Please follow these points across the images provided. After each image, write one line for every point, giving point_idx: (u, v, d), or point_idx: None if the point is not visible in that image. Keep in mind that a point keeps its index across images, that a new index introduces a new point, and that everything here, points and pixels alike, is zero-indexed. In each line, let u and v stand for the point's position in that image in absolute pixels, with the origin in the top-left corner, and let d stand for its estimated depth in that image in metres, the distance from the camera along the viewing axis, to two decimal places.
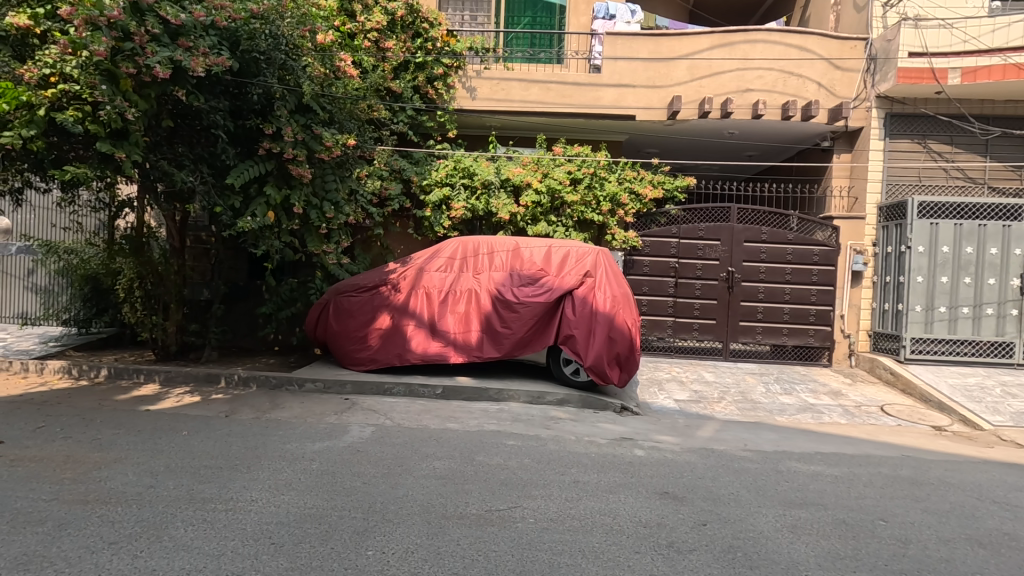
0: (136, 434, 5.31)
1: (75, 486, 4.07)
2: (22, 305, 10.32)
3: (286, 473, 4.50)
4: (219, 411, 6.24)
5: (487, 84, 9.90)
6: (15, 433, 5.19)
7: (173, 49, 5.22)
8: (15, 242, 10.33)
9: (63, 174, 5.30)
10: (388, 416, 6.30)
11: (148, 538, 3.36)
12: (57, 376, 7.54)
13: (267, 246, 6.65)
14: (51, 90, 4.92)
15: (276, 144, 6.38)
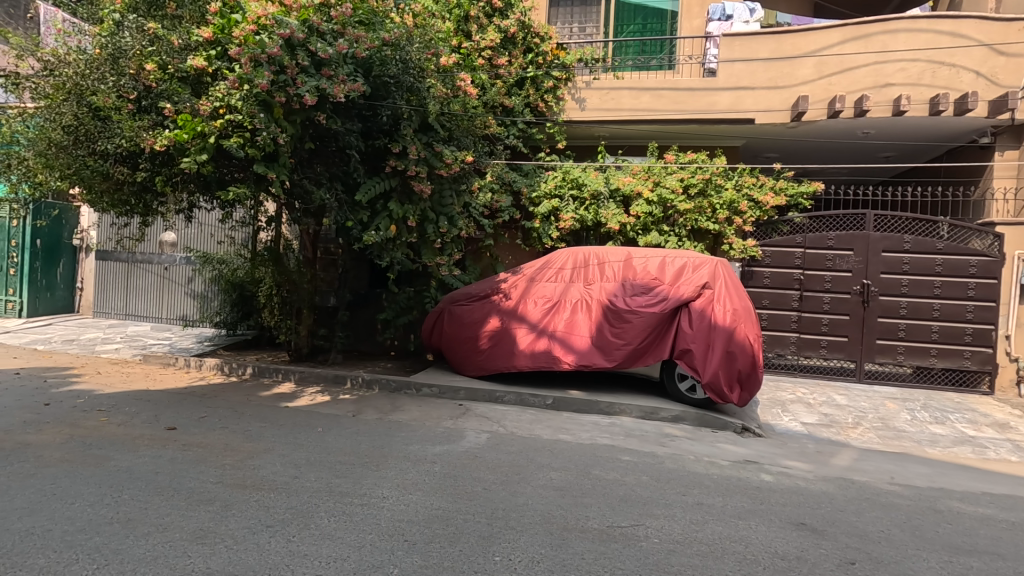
0: (279, 428, 5.86)
1: (234, 471, 4.56)
2: (183, 309, 11.87)
3: (411, 473, 4.73)
4: (346, 411, 6.71)
5: (597, 94, 9.86)
6: (184, 421, 5.94)
7: (318, 79, 5.77)
8: (180, 254, 11.88)
9: (226, 194, 6.01)
10: (501, 424, 6.42)
11: (298, 524, 3.67)
12: (212, 371, 8.55)
13: (389, 258, 7.07)
14: (220, 120, 5.59)
15: (400, 162, 6.82)
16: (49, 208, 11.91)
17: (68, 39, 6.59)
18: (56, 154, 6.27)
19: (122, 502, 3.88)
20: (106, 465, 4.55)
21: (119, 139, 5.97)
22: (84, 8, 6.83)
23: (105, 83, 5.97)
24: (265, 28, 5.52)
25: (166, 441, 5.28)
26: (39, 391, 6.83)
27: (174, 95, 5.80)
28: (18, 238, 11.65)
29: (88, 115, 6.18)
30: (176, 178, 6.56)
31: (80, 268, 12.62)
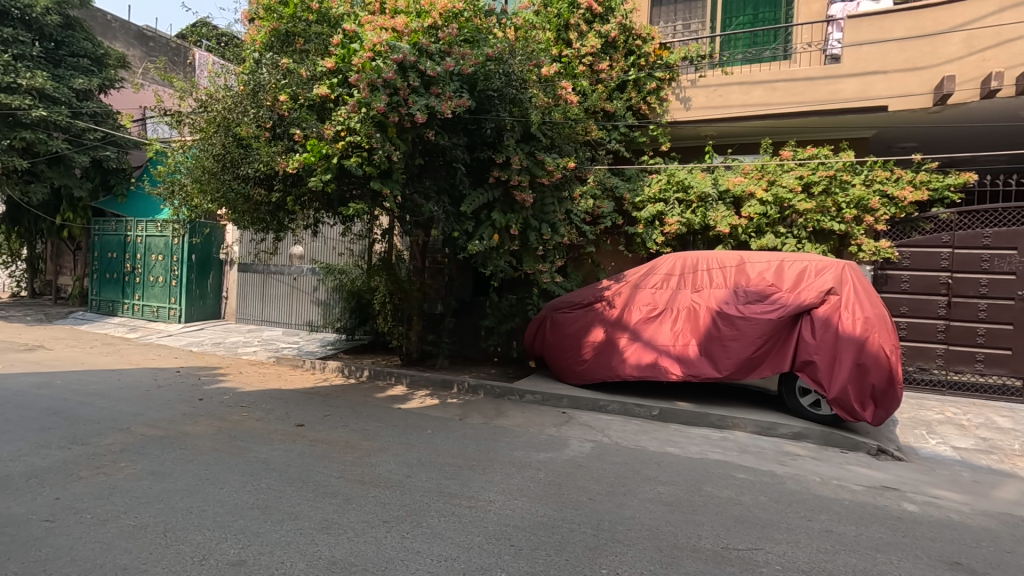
0: (392, 429, 6.21)
1: (354, 468, 4.90)
2: (309, 315, 13.02)
3: (517, 479, 4.78)
4: (454, 414, 6.96)
5: (703, 92, 9.43)
6: (311, 418, 6.49)
7: (428, 98, 6.09)
8: (306, 265, 13.04)
9: (347, 210, 6.48)
10: (605, 433, 6.30)
11: (411, 522, 3.85)
12: (334, 373, 9.29)
13: (493, 266, 7.26)
14: (341, 142, 6.06)
15: (504, 172, 6.99)
16: (202, 227, 13.65)
17: (218, 80, 7.54)
18: (209, 180, 7.17)
19: (261, 490, 4.32)
20: (247, 456, 5.10)
21: (259, 164, 6.70)
22: (232, 51, 7.80)
23: (247, 115, 6.74)
24: (380, 54, 5.92)
25: (296, 436, 5.80)
26: (195, 388, 7.81)
27: (303, 122, 6.40)
28: (178, 253, 13.47)
29: (234, 144, 7.00)
30: (304, 197, 7.22)
31: (226, 279, 14.30)
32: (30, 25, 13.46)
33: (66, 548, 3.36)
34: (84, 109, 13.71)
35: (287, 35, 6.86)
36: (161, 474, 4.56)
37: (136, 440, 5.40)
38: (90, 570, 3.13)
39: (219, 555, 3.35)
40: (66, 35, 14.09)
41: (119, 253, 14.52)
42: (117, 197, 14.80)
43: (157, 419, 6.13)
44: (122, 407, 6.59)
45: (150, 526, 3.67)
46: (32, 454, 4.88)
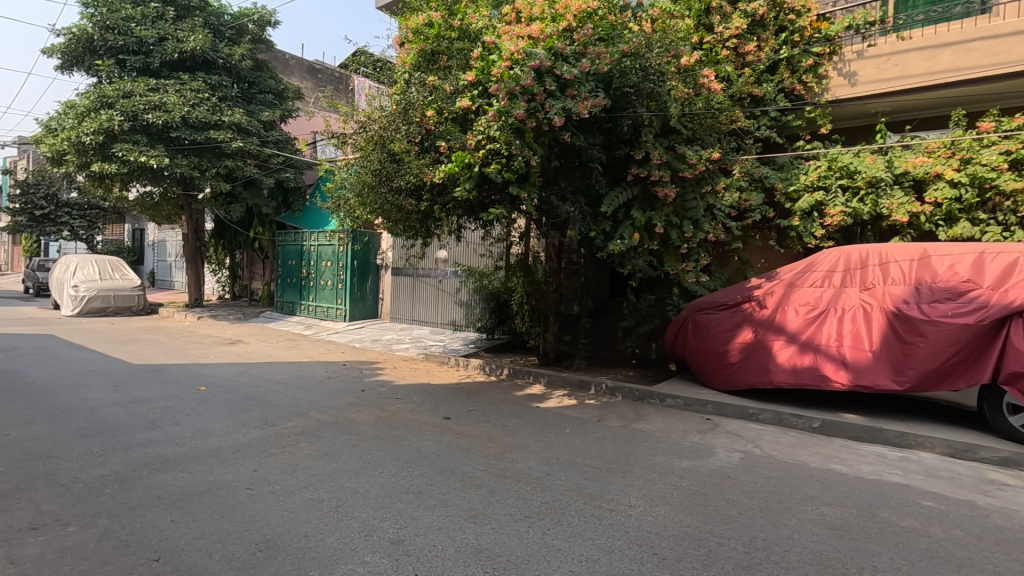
0: (532, 427, 6.36)
1: (497, 462, 5.11)
2: (453, 316, 13.87)
3: (659, 485, 4.62)
4: (592, 415, 6.93)
5: (872, 64, 8.38)
6: (456, 412, 6.90)
7: (564, 100, 6.16)
8: (450, 268, 13.91)
9: (488, 215, 6.75)
10: (757, 444, 5.83)
11: (552, 519, 3.91)
12: (476, 370, 9.77)
13: (632, 266, 7.10)
14: (482, 151, 6.31)
15: (643, 168, 6.83)
16: (362, 235, 15.21)
17: (374, 102, 8.35)
18: (368, 193, 7.95)
19: (414, 476, 4.69)
20: (402, 444, 5.56)
21: (410, 176, 7.28)
22: (386, 75, 8.59)
23: (400, 132, 7.36)
24: (517, 63, 6.09)
25: (444, 428, 6.20)
26: (358, 380, 8.71)
27: (447, 134, 6.82)
28: (343, 260, 15.16)
29: (388, 160, 7.69)
30: (449, 205, 7.69)
31: (382, 282, 15.76)
32: (230, 71, 16.02)
33: (263, 513, 3.94)
34: (270, 137, 15.95)
35: (432, 54, 7.39)
36: (333, 456, 5.16)
37: (313, 425, 6.17)
38: (280, 534, 3.65)
39: (381, 532, 3.70)
40: (256, 76, 16.60)
41: (296, 260, 16.70)
42: (296, 212, 17.09)
43: (328, 407, 6.94)
44: (301, 395, 7.58)
45: (325, 500, 4.18)
46: (236, 432, 5.81)
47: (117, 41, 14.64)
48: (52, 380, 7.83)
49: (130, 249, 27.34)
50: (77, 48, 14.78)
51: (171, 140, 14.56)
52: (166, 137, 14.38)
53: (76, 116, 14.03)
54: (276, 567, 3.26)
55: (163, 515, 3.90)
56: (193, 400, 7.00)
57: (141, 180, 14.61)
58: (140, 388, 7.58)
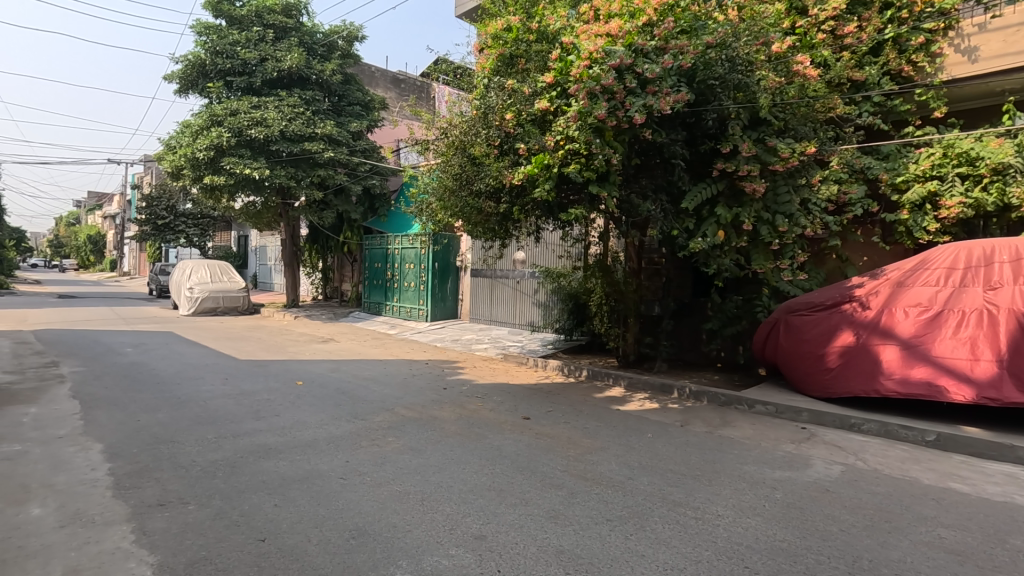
0: (612, 429, 6.26)
1: (577, 463, 5.08)
2: (531, 316, 13.96)
3: (749, 495, 4.40)
4: (675, 420, 6.71)
5: (998, 37, 7.54)
6: (535, 413, 6.93)
7: (645, 97, 6.04)
8: (528, 269, 14.01)
9: (567, 215, 6.71)
10: (859, 457, 5.39)
11: (634, 524, 3.83)
12: (555, 371, 9.76)
13: (718, 265, 6.79)
14: (561, 151, 6.29)
15: (730, 163, 6.54)
16: (443, 238, 15.67)
17: (455, 108, 8.59)
18: (449, 197, 8.16)
19: (495, 474, 4.76)
20: (483, 442, 5.66)
21: (490, 179, 7.41)
22: (466, 81, 8.79)
23: (480, 136, 7.51)
24: (596, 62, 6.02)
25: (523, 428, 6.25)
26: (440, 378, 8.99)
27: (527, 136, 6.86)
28: (426, 262, 15.70)
29: (469, 163, 7.87)
30: (527, 206, 7.73)
31: (461, 283, 16.16)
32: (323, 86, 17.11)
33: (355, 502, 4.17)
34: (358, 146, 16.83)
35: (511, 58, 7.52)
36: (418, 451, 5.35)
37: (399, 420, 6.44)
38: (371, 523, 3.83)
39: (465, 527, 3.78)
40: (346, 89, 17.56)
41: (382, 263, 17.49)
42: (382, 217, 18.01)
43: (413, 404, 7.22)
44: (388, 391, 7.93)
45: (412, 493, 4.34)
46: (329, 424, 6.19)
47: (225, 64, 16.04)
48: (173, 373, 8.72)
49: (236, 254, 29.86)
50: (193, 72, 16.24)
51: (271, 153, 15.74)
52: (266, 150, 15.58)
53: (191, 134, 15.43)
54: (368, 554, 3.43)
55: (268, 499, 4.22)
56: (292, 394, 7.53)
57: (246, 190, 15.90)
58: (246, 381, 8.26)
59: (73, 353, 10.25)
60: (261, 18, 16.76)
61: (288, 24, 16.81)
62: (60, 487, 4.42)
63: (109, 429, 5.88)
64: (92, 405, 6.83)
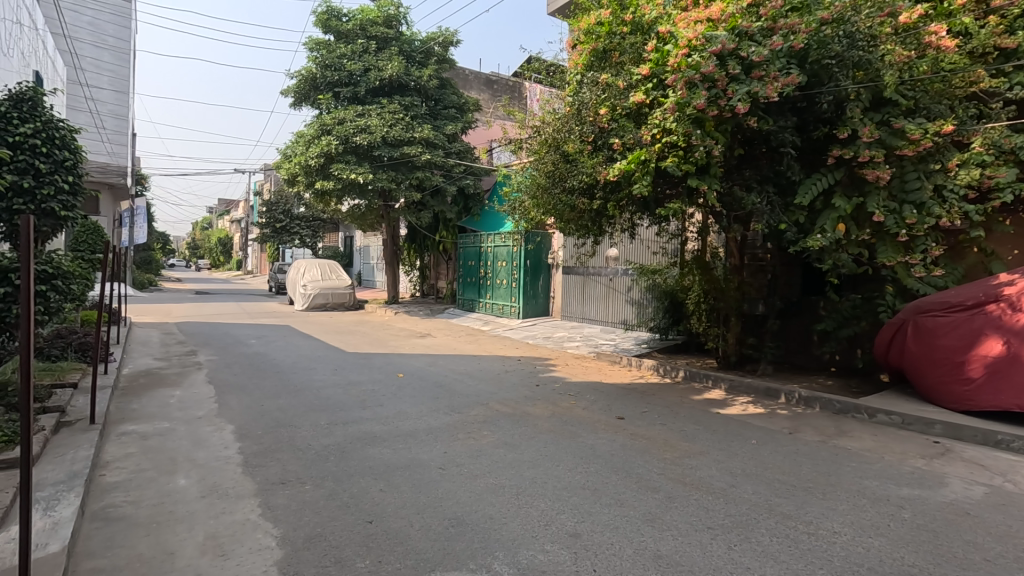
0: (712, 433, 5.98)
1: (675, 467, 4.91)
2: (624, 314, 13.69)
3: (870, 513, 4.02)
4: (782, 427, 6.28)
5: None
6: (630, 413, 6.79)
7: (750, 82, 5.69)
8: (621, 267, 13.75)
9: (665, 211, 6.50)
10: (1007, 478, 4.73)
11: (738, 534, 3.64)
12: (649, 371, 9.50)
13: (834, 260, 6.22)
14: (658, 144, 6.08)
15: (847, 150, 6.04)
16: (534, 236, 15.76)
17: (548, 106, 8.63)
18: (542, 194, 8.19)
19: (590, 473, 4.72)
20: (577, 440, 5.64)
21: (583, 176, 7.23)
22: (559, 79, 8.78)
23: (573, 133, 7.46)
24: (695, 49, 5.76)
25: (618, 428, 6.15)
26: (532, 375, 9.08)
27: (622, 131, 6.70)
28: (518, 259, 15.91)
29: (562, 161, 7.84)
30: (622, 202, 7.44)
31: (553, 281, 16.19)
32: (421, 92, 17.89)
33: (453, 492, 4.32)
34: (453, 148, 17.43)
35: (604, 52, 7.41)
36: (513, 446, 5.44)
37: (493, 414, 6.59)
38: (469, 513, 3.96)
39: (560, 524, 3.79)
40: (442, 93, 18.22)
41: (475, 261, 17.95)
42: (474, 217, 18.48)
43: (507, 399, 7.36)
44: (483, 386, 8.14)
45: (507, 487, 4.42)
46: (428, 416, 6.46)
47: (334, 76, 17.22)
48: (290, 363, 9.53)
49: (343, 254, 32.05)
50: (305, 86, 17.56)
51: (374, 159, 16.72)
52: (369, 155, 16.56)
53: (304, 143, 16.77)
54: (466, 543, 3.54)
55: (373, 484, 4.49)
56: (393, 386, 7.95)
57: (351, 195, 16.98)
58: (353, 372, 8.84)
59: (209, 344, 11.51)
60: (365, 31, 17.81)
61: (389, 34, 17.73)
62: (200, 462, 4.99)
63: (239, 412, 6.55)
64: (224, 390, 7.64)
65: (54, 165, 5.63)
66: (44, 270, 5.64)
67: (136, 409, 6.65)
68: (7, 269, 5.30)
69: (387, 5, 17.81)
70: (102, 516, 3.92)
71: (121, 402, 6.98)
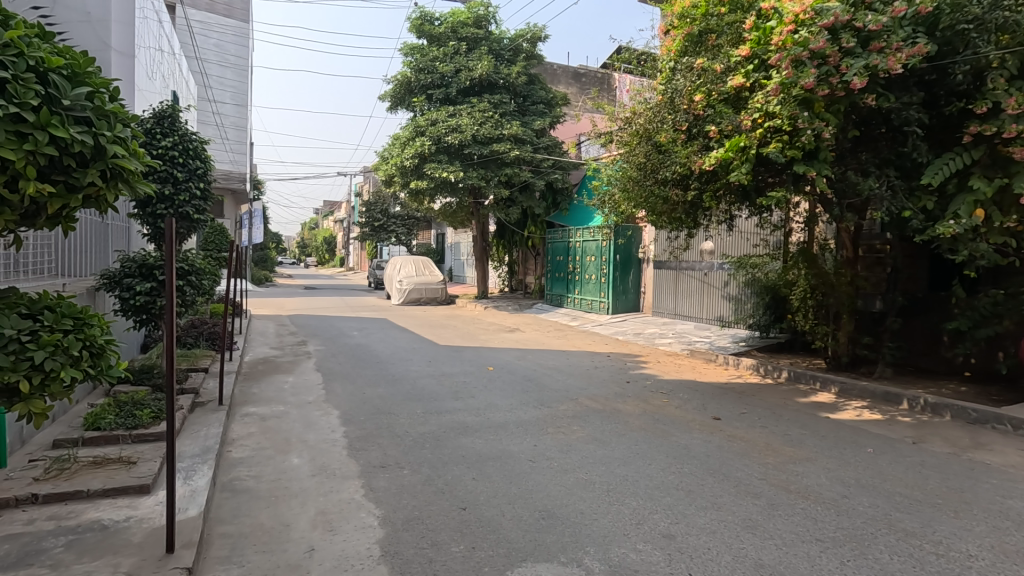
0: (820, 439, 5.55)
1: (777, 473, 4.62)
2: (720, 310, 13.04)
3: (1016, 537, 3.54)
4: (904, 435, 5.69)
5: None
6: (727, 413, 6.47)
7: (867, 56, 5.21)
8: (717, 261, 13.11)
9: (767, 200, 6.08)
10: None
11: (852, 549, 3.36)
12: (748, 370, 8.98)
13: (971, 251, 5.50)
14: (760, 129, 5.69)
15: (988, 125, 5.31)
16: (624, 230, 15.56)
17: (639, 96, 8.42)
18: (633, 186, 7.95)
19: (684, 474, 4.56)
20: (669, 440, 5.47)
21: (677, 166, 6.97)
22: (651, 67, 8.51)
23: (666, 122, 7.17)
24: (803, 24, 5.41)
25: (714, 428, 5.89)
26: (622, 371, 8.93)
27: (719, 117, 6.35)
28: (607, 254, 15.70)
29: (654, 151, 7.60)
30: (719, 192, 7.09)
31: (643, 275, 15.80)
32: (510, 89, 18.11)
33: (543, 485, 4.35)
34: (541, 143, 17.50)
35: (700, 35, 7.16)
36: (603, 442, 5.38)
37: (582, 410, 6.55)
38: (559, 506, 3.97)
39: (652, 524, 3.70)
40: (530, 89, 18.32)
41: (563, 256, 17.90)
42: (563, 212, 18.51)
43: (596, 395, 7.29)
44: (571, 381, 8.12)
45: (597, 483, 4.39)
46: (518, 409, 6.56)
47: (427, 79, 17.84)
48: (388, 354, 10.06)
49: (436, 250, 33.26)
50: (401, 91, 18.37)
51: (465, 157, 17.17)
52: (460, 154, 17.02)
53: (399, 145, 17.55)
54: (557, 536, 3.56)
55: (466, 472, 4.64)
56: (484, 378, 8.17)
57: (443, 193, 17.52)
58: (446, 364, 9.18)
59: (316, 335, 12.43)
60: (456, 33, 18.29)
61: (479, 34, 18.12)
62: (311, 443, 5.41)
63: (343, 398, 7.03)
64: (330, 378, 8.22)
65: (189, 174, 6.31)
66: (182, 267, 6.36)
67: (256, 393, 7.34)
68: (153, 265, 6.05)
69: (477, 6, 18.16)
70: (230, 487, 4.37)
71: (244, 385, 7.74)
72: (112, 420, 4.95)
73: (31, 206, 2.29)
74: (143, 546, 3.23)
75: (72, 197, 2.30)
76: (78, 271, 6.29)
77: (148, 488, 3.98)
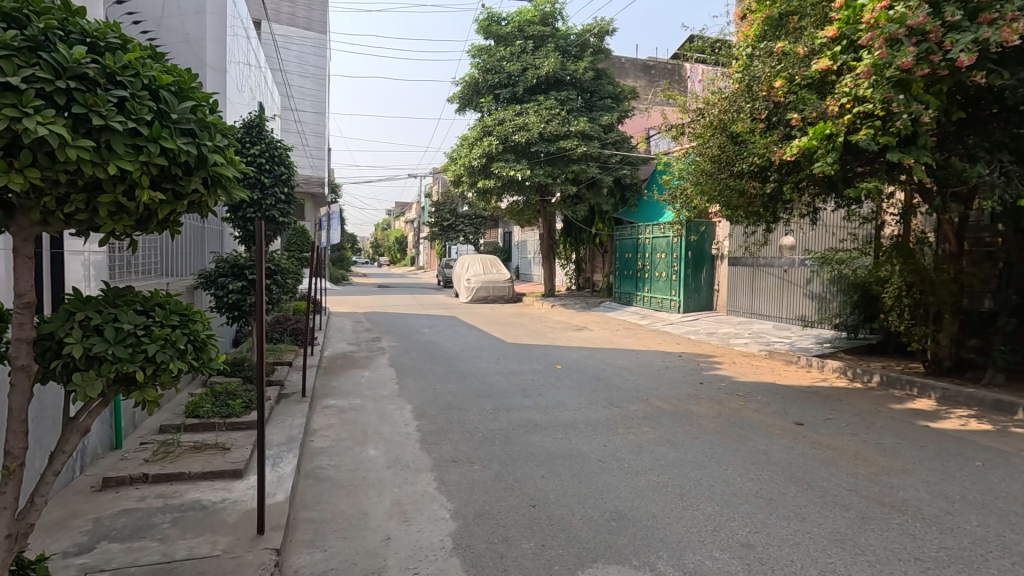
0: (919, 449, 5.11)
1: (870, 484, 4.30)
2: (802, 309, 12.33)
3: None
4: (1020, 448, 5.13)
5: None
6: (811, 419, 6.09)
7: (975, 30, 4.73)
8: (799, 256, 12.36)
9: (857, 190, 5.66)
10: None
11: (957, 571, 3.08)
12: (834, 373, 8.44)
13: None
14: (848, 115, 5.31)
15: None
16: (697, 226, 15.02)
17: (713, 86, 8.10)
18: (706, 179, 7.64)
19: (763, 481, 4.34)
20: (748, 444, 5.23)
21: (755, 157, 6.64)
22: (725, 55, 8.15)
23: (743, 112, 6.87)
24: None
25: (796, 434, 5.57)
26: (695, 372, 8.63)
27: (802, 103, 5.97)
28: (677, 250, 15.23)
29: (729, 143, 7.30)
30: (802, 183, 6.67)
31: (717, 273, 15.22)
32: (577, 85, 17.95)
33: (614, 486, 4.29)
34: (609, 139, 17.27)
35: (780, 18, 6.84)
36: (676, 444, 5.23)
37: (654, 411, 6.39)
38: (631, 509, 3.89)
39: (730, 532, 3.55)
40: (597, 84, 18.09)
41: (632, 253, 17.54)
42: (631, 208, 18.14)
43: (668, 396, 7.09)
44: (642, 381, 7.95)
45: (671, 486, 4.26)
46: (587, 408, 6.49)
47: (494, 79, 17.98)
48: (458, 351, 10.26)
49: (503, 249, 33.55)
50: (469, 92, 18.65)
51: (531, 155, 17.20)
52: (527, 152, 17.06)
53: (467, 145, 17.81)
54: (628, 538, 3.49)
55: (536, 470, 4.64)
56: (552, 376, 8.15)
57: (511, 192, 17.62)
58: (514, 362, 9.24)
59: (390, 332, 12.89)
60: (522, 32, 18.33)
61: (545, 32, 18.09)
62: (386, 435, 5.62)
63: (416, 393, 7.24)
64: (403, 373, 8.50)
65: (275, 179, 6.72)
66: (268, 266, 6.79)
67: (335, 386, 7.71)
68: (243, 265, 6.49)
69: (543, 3, 18.11)
70: (313, 475, 4.62)
71: (325, 379, 8.16)
72: (209, 408, 5.38)
73: (145, 212, 2.50)
74: (237, 526, 3.48)
75: (179, 202, 2.49)
76: (179, 271, 6.87)
77: (241, 472, 4.29)
